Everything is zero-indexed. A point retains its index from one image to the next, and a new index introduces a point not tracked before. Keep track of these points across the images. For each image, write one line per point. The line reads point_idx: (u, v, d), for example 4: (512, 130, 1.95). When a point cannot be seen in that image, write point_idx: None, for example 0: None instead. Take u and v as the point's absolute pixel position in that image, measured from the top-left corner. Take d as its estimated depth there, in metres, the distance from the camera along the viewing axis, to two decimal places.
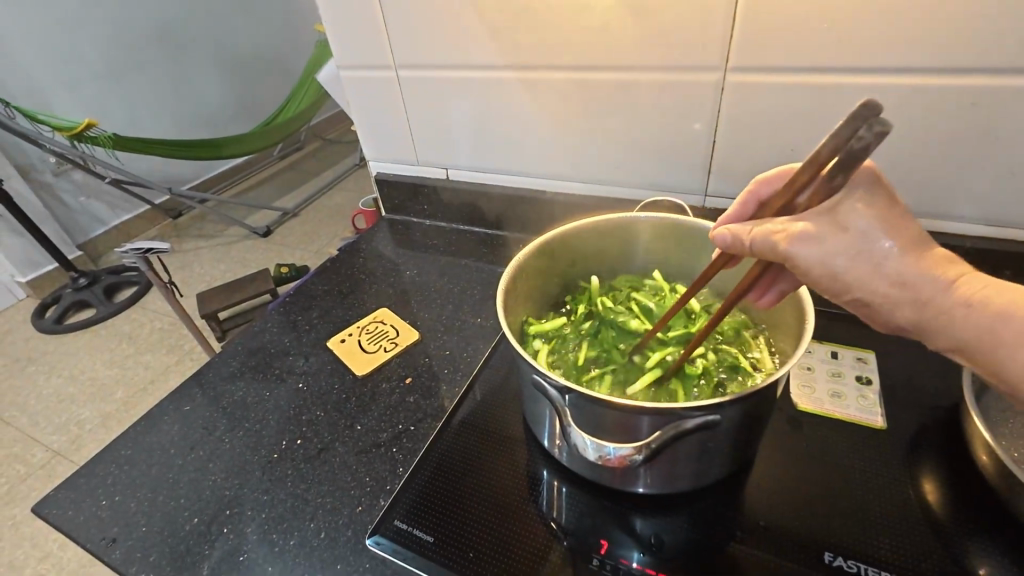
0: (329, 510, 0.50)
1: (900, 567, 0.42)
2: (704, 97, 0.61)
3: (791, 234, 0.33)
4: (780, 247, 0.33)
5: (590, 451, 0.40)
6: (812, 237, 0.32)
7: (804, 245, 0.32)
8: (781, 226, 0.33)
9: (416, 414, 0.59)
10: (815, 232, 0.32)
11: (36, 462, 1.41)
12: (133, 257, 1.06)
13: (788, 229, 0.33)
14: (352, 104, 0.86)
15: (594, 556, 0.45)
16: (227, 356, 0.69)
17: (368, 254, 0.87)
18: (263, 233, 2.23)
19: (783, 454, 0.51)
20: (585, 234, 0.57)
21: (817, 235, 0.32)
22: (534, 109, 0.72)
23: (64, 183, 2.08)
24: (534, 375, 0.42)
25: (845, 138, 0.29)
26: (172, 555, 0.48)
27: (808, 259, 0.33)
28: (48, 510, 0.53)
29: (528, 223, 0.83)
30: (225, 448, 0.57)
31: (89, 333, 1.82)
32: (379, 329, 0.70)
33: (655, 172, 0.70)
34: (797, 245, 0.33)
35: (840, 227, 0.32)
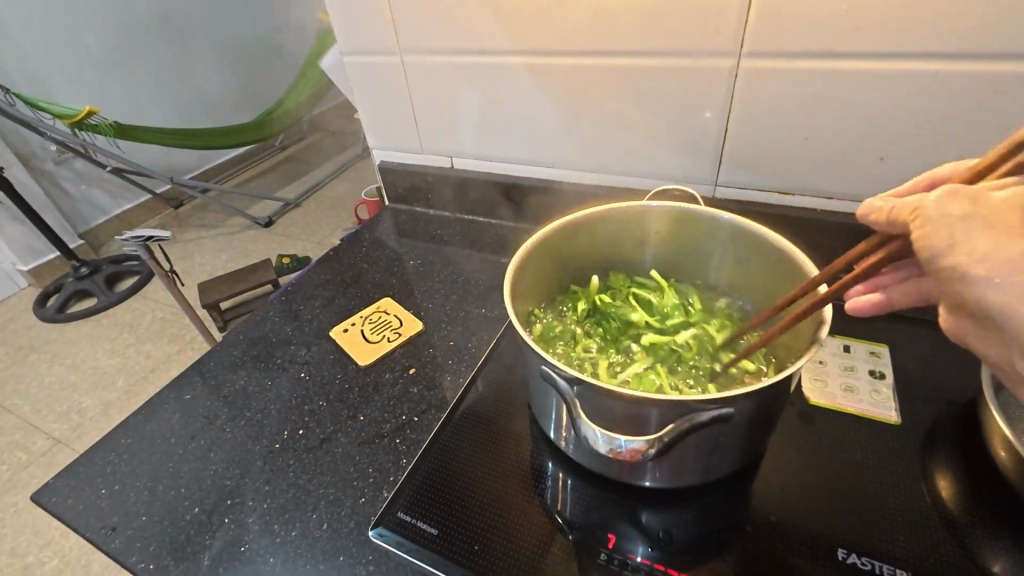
0: (331, 501, 0.49)
1: (915, 564, 0.41)
2: (717, 84, 0.60)
3: (930, 201, 0.28)
4: (918, 205, 0.28)
5: (600, 445, 0.38)
6: (971, 223, 0.26)
7: (952, 206, 0.27)
8: (929, 197, 0.28)
9: (419, 405, 0.58)
10: (985, 203, 0.26)
11: (38, 450, 1.41)
12: (134, 245, 1.05)
13: (932, 196, 0.28)
14: (355, 91, 0.84)
15: (601, 550, 0.44)
16: (228, 344, 0.68)
17: (371, 243, 0.86)
18: (265, 224, 2.22)
19: (793, 449, 0.50)
20: (594, 223, 0.55)
21: (965, 212, 0.26)
22: (542, 96, 0.70)
23: (65, 171, 2.07)
24: (543, 366, 0.41)
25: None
26: (173, 545, 0.47)
27: (936, 223, 0.27)
28: (47, 498, 0.52)
29: (533, 213, 0.82)
30: (226, 437, 0.56)
31: (90, 322, 1.82)
32: (382, 318, 0.69)
33: (664, 162, 0.69)
34: (941, 226, 0.27)
35: (996, 220, 0.26)
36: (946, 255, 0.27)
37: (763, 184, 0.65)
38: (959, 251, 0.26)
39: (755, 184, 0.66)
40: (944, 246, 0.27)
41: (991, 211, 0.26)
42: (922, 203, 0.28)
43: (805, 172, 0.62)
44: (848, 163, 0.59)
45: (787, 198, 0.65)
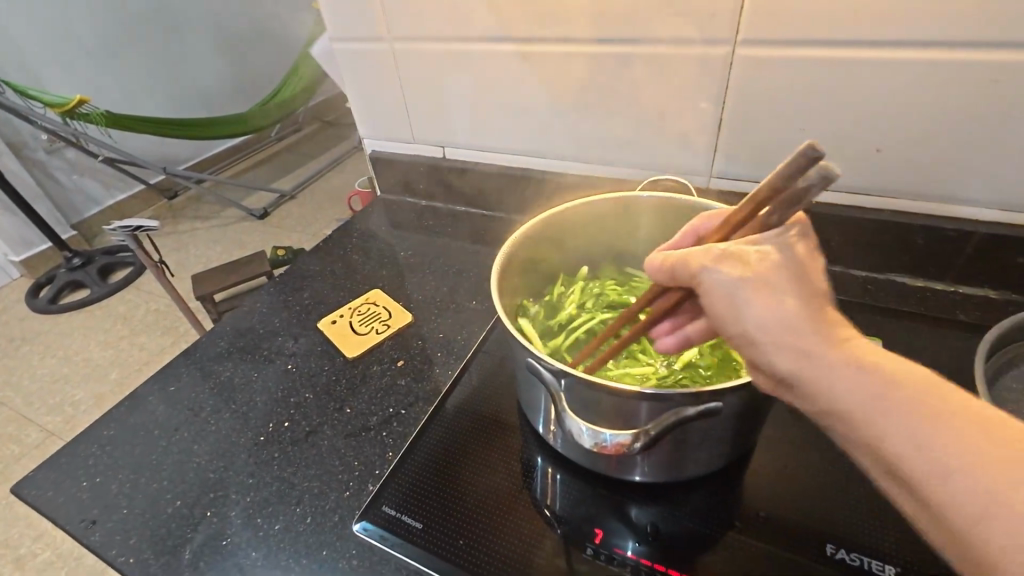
0: (315, 495, 0.48)
1: (905, 560, 0.41)
2: (712, 73, 0.59)
3: (706, 261, 0.31)
4: (694, 268, 0.32)
5: (586, 439, 0.38)
6: (745, 290, 0.30)
7: (723, 268, 0.30)
8: (703, 253, 0.31)
9: (407, 398, 0.57)
10: (748, 262, 0.30)
11: (30, 442, 1.40)
12: (123, 235, 1.04)
13: (707, 252, 0.31)
14: (345, 79, 0.83)
15: (588, 545, 0.44)
16: (215, 335, 0.67)
17: (362, 234, 0.85)
18: (260, 215, 2.20)
19: (785, 444, 0.50)
20: (584, 214, 0.54)
21: (739, 277, 0.30)
22: (535, 85, 0.69)
23: (56, 161, 2.05)
24: (528, 358, 0.40)
25: (796, 169, 0.28)
26: (154, 538, 0.46)
27: (717, 281, 0.31)
28: (27, 491, 0.51)
29: (527, 204, 0.81)
30: (210, 430, 0.55)
31: (83, 313, 1.81)
32: (372, 310, 0.68)
33: (658, 153, 0.68)
34: (719, 286, 0.31)
35: (762, 275, 0.29)
36: (726, 301, 0.30)
37: (758, 176, 0.64)
38: (735, 293, 0.30)
39: (750, 175, 0.65)
40: (725, 295, 0.30)
41: (742, 265, 0.30)
42: (695, 262, 0.31)
43: None
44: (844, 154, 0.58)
45: None
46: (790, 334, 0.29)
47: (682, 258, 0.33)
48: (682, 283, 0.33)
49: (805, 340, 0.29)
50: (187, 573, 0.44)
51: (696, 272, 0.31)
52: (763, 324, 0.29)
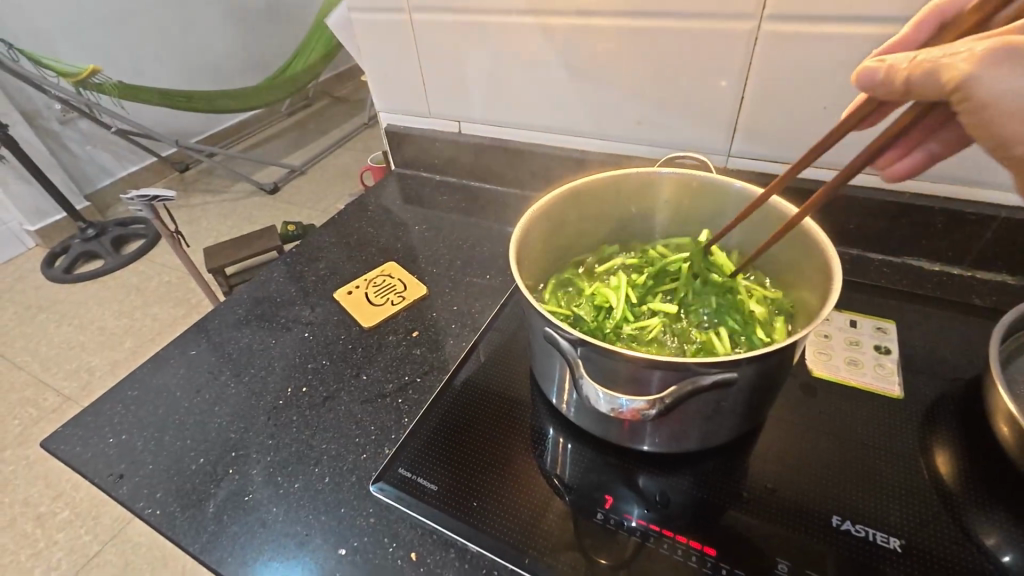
0: (333, 457, 0.50)
1: (908, 534, 0.42)
2: (736, 49, 0.58)
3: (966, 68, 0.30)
4: (955, 76, 0.31)
5: (602, 403, 0.39)
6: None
7: (999, 69, 0.29)
8: (961, 54, 0.30)
9: (422, 366, 0.58)
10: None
11: (47, 407, 1.43)
12: (140, 204, 1.05)
13: (963, 55, 0.30)
14: (362, 51, 0.82)
15: (598, 510, 0.45)
16: (233, 303, 0.68)
17: (377, 208, 0.85)
18: (271, 190, 2.20)
19: (793, 420, 0.51)
20: (604, 187, 0.54)
21: (1022, 71, 0.29)
22: (555, 59, 0.68)
23: (71, 131, 2.06)
24: (546, 327, 0.41)
25: None
26: (179, 492, 0.48)
27: (993, 87, 0.30)
28: (56, 445, 0.53)
29: (541, 180, 0.81)
30: (230, 392, 0.57)
31: (98, 283, 1.83)
32: (387, 282, 0.69)
33: (676, 131, 0.68)
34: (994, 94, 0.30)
35: None
36: (1016, 120, 0.31)
37: (776, 156, 0.64)
38: (1015, 94, 0.30)
39: (768, 154, 0.64)
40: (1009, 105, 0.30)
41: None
42: (955, 70, 0.31)
43: None
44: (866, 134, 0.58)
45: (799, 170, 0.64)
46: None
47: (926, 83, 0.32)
48: (922, 96, 0.32)
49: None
50: (211, 525, 0.46)
51: (959, 78, 0.31)
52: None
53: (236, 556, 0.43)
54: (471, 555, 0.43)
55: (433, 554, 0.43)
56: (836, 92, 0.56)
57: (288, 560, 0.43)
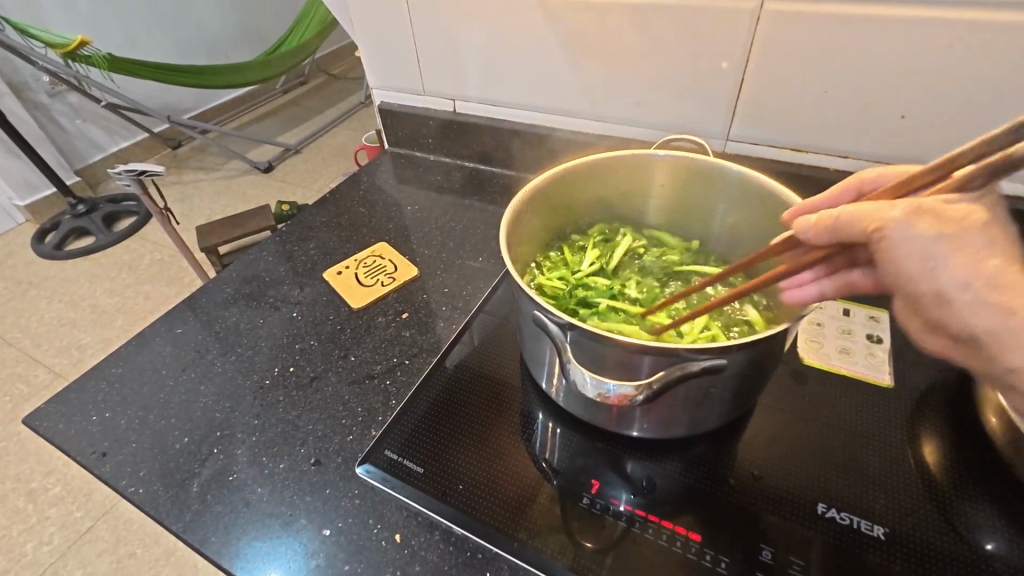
0: (319, 437, 0.50)
1: (893, 523, 0.42)
2: (738, 28, 0.57)
3: (894, 216, 0.27)
4: (876, 225, 0.28)
5: (588, 388, 0.38)
6: (942, 245, 0.26)
7: (919, 223, 0.26)
8: (889, 208, 0.27)
9: (411, 348, 0.58)
10: (946, 217, 0.26)
11: (38, 383, 1.42)
12: (127, 179, 1.02)
13: (890, 209, 0.27)
14: (355, 24, 0.80)
15: (584, 495, 0.45)
16: (221, 281, 0.67)
17: (368, 188, 0.84)
18: (265, 169, 2.17)
19: (784, 407, 0.51)
20: (597, 169, 0.53)
21: (938, 232, 0.26)
22: (552, 36, 0.67)
23: (59, 104, 2.01)
24: (535, 310, 0.40)
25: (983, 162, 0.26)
26: (163, 471, 0.48)
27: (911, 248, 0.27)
28: (38, 422, 0.52)
29: (537, 162, 0.80)
30: (217, 371, 0.56)
31: (88, 260, 1.81)
32: (377, 263, 0.68)
33: (675, 114, 0.66)
34: (913, 248, 0.27)
35: (960, 228, 0.26)
36: (917, 263, 0.27)
37: (775, 140, 0.63)
38: (931, 247, 0.26)
39: (768, 139, 0.63)
40: (914, 260, 0.27)
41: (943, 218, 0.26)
42: (878, 219, 0.27)
43: (822, 127, 0.60)
44: (869, 120, 0.57)
45: (798, 155, 0.63)
46: (989, 291, 0.26)
47: (856, 211, 0.29)
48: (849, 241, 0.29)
49: (1009, 294, 0.26)
50: (195, 505, 0.45)
51: (882, 227, 0.27)
52: (966, 284, 0.26)
53: (219, 536, 0.43)
54: (456, 538, 0.42)
55: (417, 536, 0.43)
56: (837, 75, 0.55)
57: (272, 541, 0.42)
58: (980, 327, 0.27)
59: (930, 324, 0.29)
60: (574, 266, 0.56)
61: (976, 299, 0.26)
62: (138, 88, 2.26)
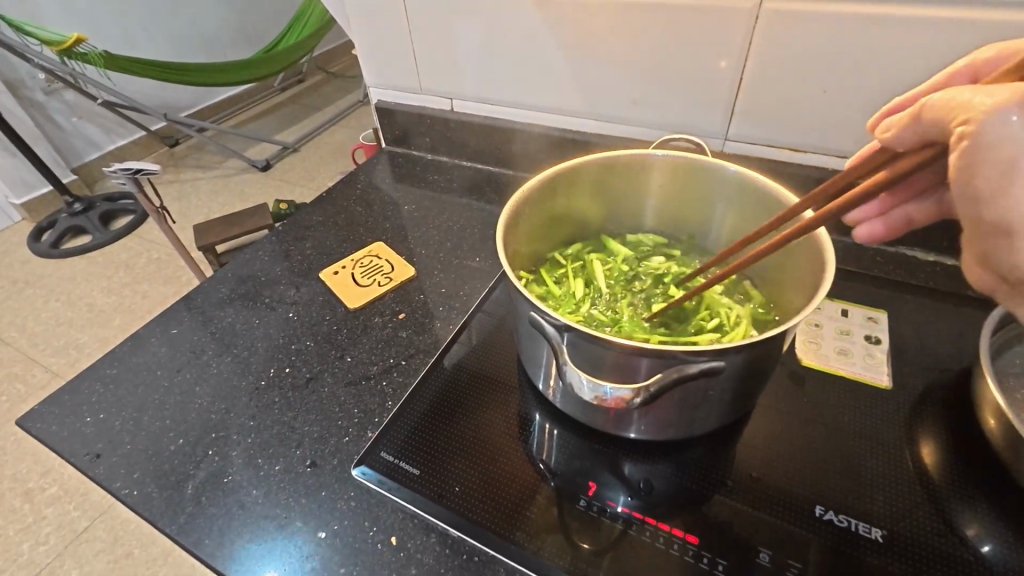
0: (315, 439, 0.49)
1: (891, 525, 0.42)
2: (737, 27, 0.56)
3: (985, 107, 0.24)
4: (967, 119, 0.24)
5: (585, 390, 0.37)
6: (1021, 168, 0.23)
7: (1022, 114, 0.22)
8: (982, 103, 0.24)
9: (408, 349, 0.57)
10: (1020, 147, 0.23)
11: (35, 382, 1.42)
12: (122, 177, 1.02)
13: (981, 104, 0.24)
14: (352, 22, 0.79)
15: (581, 497, 0.44)
16: (217, 281, 0.67)
17: (366, 187, 0.83)
18: (263, 167, 2.16)
19: (782, 408, 0.50)
20: (594, 170, 0.53)
21: (1015, 154, 0.23)
22: (550, 35, 0.66)
23: (55, 102, 2.00)
24: (532, 312, 0.40)
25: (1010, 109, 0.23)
26: (157, 473, 0.47)
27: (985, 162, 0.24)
28: (32, 423, 0.52)
29: (535, 161, 0.79)
30: (212, 372, 0.56)
31: (85, 259, 1.80)
32: (374, 263, 0.68)
33: (673, 113, 0.66)
34: (985, 156, 0.24)
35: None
36: (1001, 173, 0.24)
37: (774, 140, 0.63)
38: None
39: (766, 138, 0.63)
40: (998, 166, 0.24)
41: (1014, 147, 0.23)
42: (974, 109, 0.24)
43: (821, 127, 0.59)
44: (867, 120, 0.57)
45: (797, 155, 0.63)
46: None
47: (949, 100, 0.26)
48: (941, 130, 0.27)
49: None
50: (189, 507, 0.45)
51: (973, 119, 0.24)
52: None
53: (214, 539, 0.43)
54: (452, 540, 0.42)
55: (413, 539, 0.42)
56: (836, 75, 0.55)
57: (267, 543, 0.42)
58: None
59: (989, 261, 0.27)
60: (571, 270, 0.56)
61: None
62: (134, 86, 2.25)
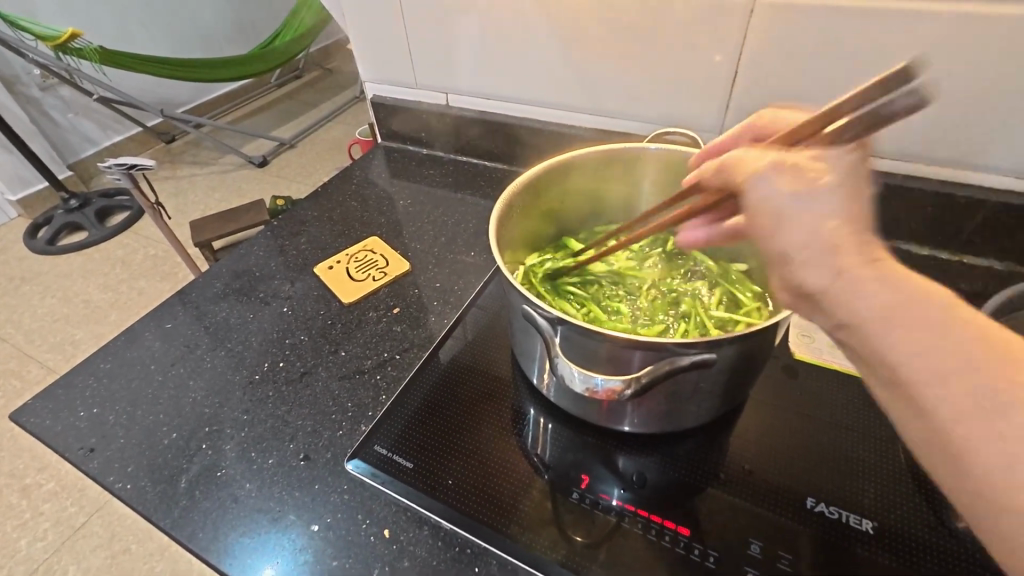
0: (309, 432, 0.49)
1: (882, 517, 0.42)
2: (732, 21, 0.56)
3: (761, 165, 0.27)
4: (745, 175, 0.27)
5: (577, 382, 0.38)
6: (777, 193, 0.26)
7: (777, 176, 0.26)
8: (758, 158, 0.27)
9: (402, 343, 0.57)
10: (806, 172, 0.25)
11: (32, 379, 1.41)
12: (117, 172, 1.01)
13: (761, 157, 0.27)
14: (347, 16, 0.79)
15: (575, 490, 0.44)
16: (211, 276, 0.67)
17: (361, 182, 0.83)
18: (260, 163, 2.16)
19: (775, 402, 0.50)
20: (589, 163, 0.53)
21: (778, 179, 0.26)
22: (544, 30, 0.66)
23: (51, 98, 1.99)
24: (525, 305, 0.40)
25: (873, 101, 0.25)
26: (151, 467, 0.47)
27: (762, 194, 0.26)
28: (25, 417, 0.52)
29: (530, 156, 0.79)
30: (206, 366, 0.56)
31: (82, 255, 1.80)
32: (369, 257, 0.68)
33: (668, 108, 0.66)
34: (761, 196, 0.27)
35: (808, 180, 0.25)
36: (772, 220, 0.26)
37: None
38: (784, 203, 0.26)
39: None
40: (762, 211, 0.27)
41: (798, 168, 0.26)
42: (748, 167, 0.27)
43: None
44: None
45: None
46: (831, 254, 0.25)
47: (733, 159, 0.29)
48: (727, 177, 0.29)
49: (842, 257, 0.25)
50: (183, 501, 0.45)
51: (745, 177, 0.27)
52: (806, 244, 0.25)
53: (208, 532, 0.43)
54: (446, 533, 0.42)
55: (406, 532, 0.43)
56: (831, 69, 0.55)
57: (261, 536, 0.42)
58: (820, 286, 0.26)
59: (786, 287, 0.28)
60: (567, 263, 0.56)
61: (819, 259, 0.25)
62: (130, 82, 2.23)
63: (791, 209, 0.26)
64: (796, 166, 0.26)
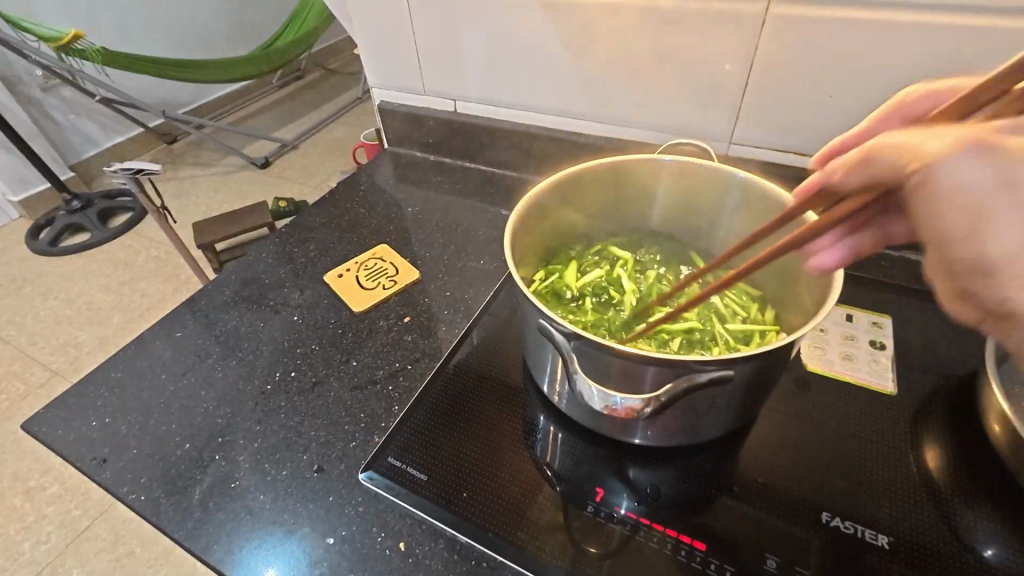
0: (322, 443, 0.49)
1: (896, 531, 0.42)
2: (744, 31, 0.56)
3: (938, 152, 0.23)
4: (923, 159, 0.23)
5: (596, 401, 0.39)
6: (986, 186, 0.22)
7: (970, 158, 0.22)
8: (941, 141, 0.23)
9: (413, 353, 0.57)
10: (1010, 154, 0.21)
11: (35, 381, 1.41)
12: (123, 177, 1.01)
13: (940, 141, 0.23)
14: (355, 22, 0.78)
15: (589, 503, 0.44)
16: (221, 284, 0.67)
17: (368, 188, 0.83)
18: (262, 165, 2.15)
19: (786, 414, 0.50)
20: (601, 175, 0.53)
21: (982, 165, 0.21)
22: (554, 38, 0.66)
23: (53, 99, 1.99)
24: (540, 319, 0.40)
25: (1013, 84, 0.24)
26: (164, 478, 0.47)
27: (955, 177, 0.22)
28: (37, 427, 0.52)
29: (539, 163, 0.79)
30: (217, 375, 0.56)
31: (84, 257, 1.80)
32: (378, 265, 0.68)
33: (678, 117, 0.66)
34: (949, 181, 0.22)
35: (1016, 163, 0.21)
36: (964, 211, 0.22)
37: (780, 143, 0.63)
38: (971, 192, 0.22)
39: (772, 142, 0.63)
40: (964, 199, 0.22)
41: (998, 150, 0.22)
42: (925, 152, 0.23)
43: (827, 130, 0.59)
44: None
45: (802, 159, 0.63)
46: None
47: (896, 144, 0.25)
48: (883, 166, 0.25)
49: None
50: (197, 512, 0.45)
51: (923, 163, 0.23)
52: (1007, 243, 0.22)
53: (222, 545, 0.43)
54: (461, 546, 0.42)
55: (422, 544, 0.43)
56: (843, 80, 0.55)
57: (275, 548, 0.42)
58: (1018, 304, 0.23)
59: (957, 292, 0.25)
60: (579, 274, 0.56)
61: (1019, 268, 0.22)
62: (132, 83, 2.23)
63: (1000, 184, 0.21)
64: (995, 150, 0.22)
